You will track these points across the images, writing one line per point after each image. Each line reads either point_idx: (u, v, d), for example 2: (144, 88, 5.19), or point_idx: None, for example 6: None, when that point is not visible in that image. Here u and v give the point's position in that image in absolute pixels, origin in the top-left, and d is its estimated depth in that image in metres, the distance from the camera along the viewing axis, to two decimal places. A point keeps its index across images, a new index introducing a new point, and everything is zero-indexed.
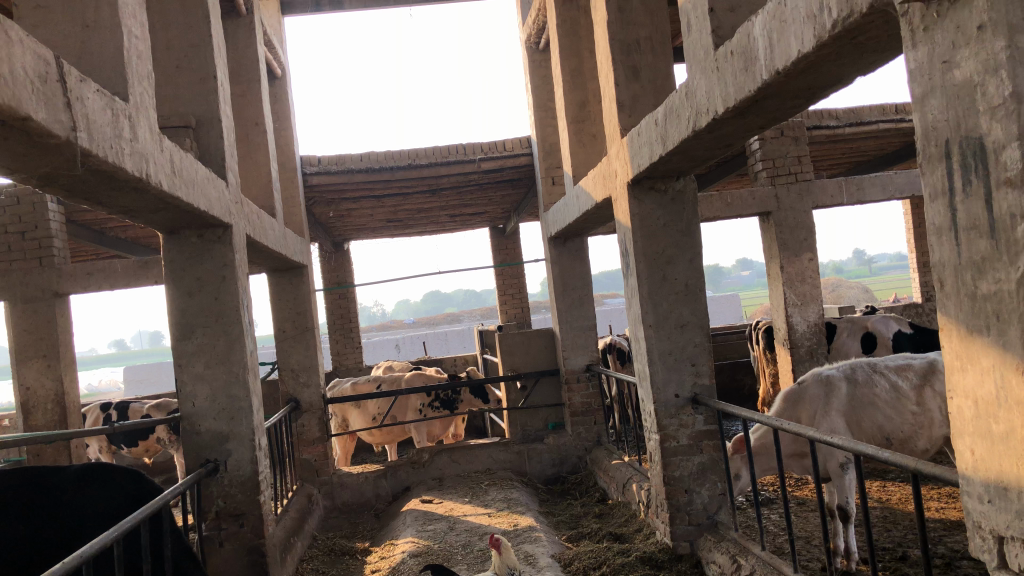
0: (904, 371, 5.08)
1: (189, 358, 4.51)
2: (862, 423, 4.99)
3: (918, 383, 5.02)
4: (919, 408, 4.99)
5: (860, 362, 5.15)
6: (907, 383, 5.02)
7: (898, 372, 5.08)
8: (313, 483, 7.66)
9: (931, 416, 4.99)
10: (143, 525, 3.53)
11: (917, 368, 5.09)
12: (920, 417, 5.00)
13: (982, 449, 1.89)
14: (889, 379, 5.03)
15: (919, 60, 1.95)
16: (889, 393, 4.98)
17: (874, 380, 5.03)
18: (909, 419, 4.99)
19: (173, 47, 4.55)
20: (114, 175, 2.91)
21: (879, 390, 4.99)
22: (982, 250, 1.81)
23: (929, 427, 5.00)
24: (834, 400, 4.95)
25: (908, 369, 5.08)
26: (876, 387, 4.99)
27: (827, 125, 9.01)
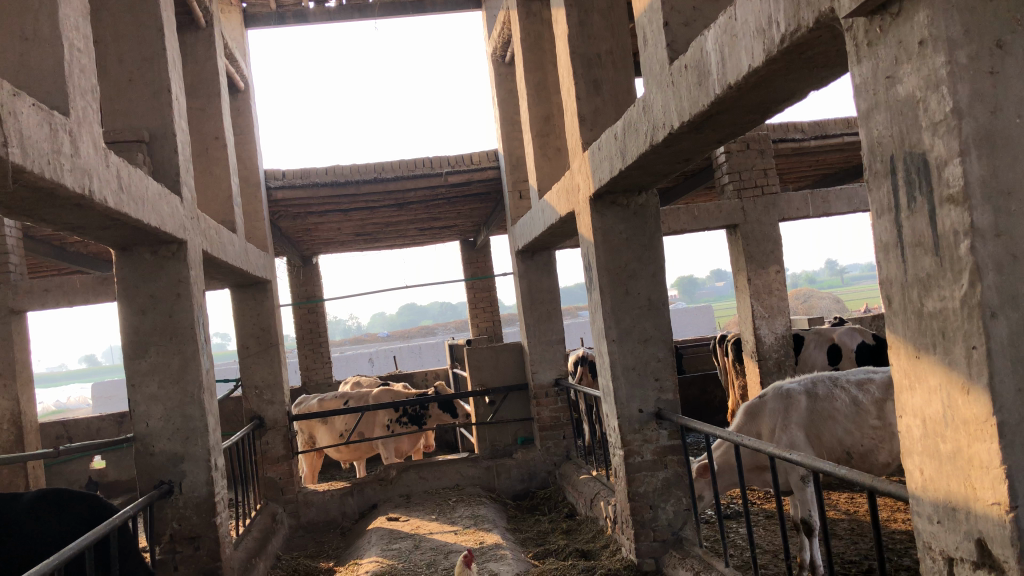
0: (865, 385, 5.04)
1: (142, 377, 4.40)
2: (822, 437, 5.01)
3: (879, 395, 4.98)
4: (880, 421, 4.95)
5: (822, 376, 5.15)
6: (868, 397, 5.00)
7: (859, 386, 5.05)
8: (278, 501, 7.53)
9: (892, 429, 4.94)
10: (89, 551, 3.41)
11: (879, 381, 5.05)
12: (881, 430, 4.95)
13: (931, 469, 1.86)
14: (849, 393, 5.01)
15: (864, 75, 1.93)
16: (848, 406, 4.98)
17: (835, 394, 5.02)
18: (869, 434, 4.96)
19: (125, 60, 4.47)
20: (53, 192, 2.83)
21: (839, 403, 4.99)
22: (927, 267, 1.79)
23: (889, 441, 4.94)
24: (793, 415, 4.99)
25: (870, 382, 5.05)
26: (835, 400, 5.00)
27: (792, 138, 9.08)
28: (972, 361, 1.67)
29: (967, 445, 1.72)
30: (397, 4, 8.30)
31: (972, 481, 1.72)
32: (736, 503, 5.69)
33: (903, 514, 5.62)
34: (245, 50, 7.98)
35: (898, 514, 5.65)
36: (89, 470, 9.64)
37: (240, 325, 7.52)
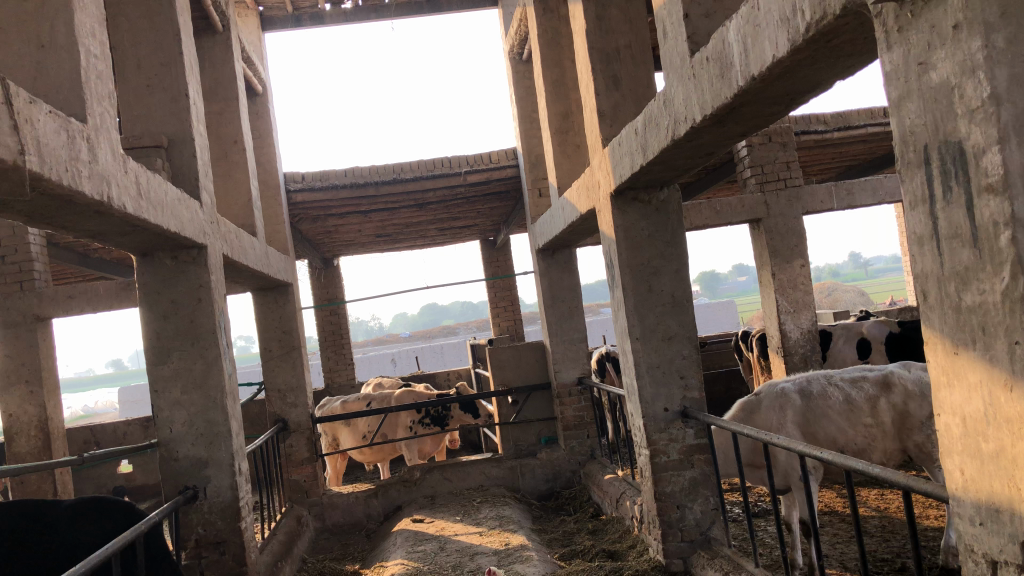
0: (859, 382, 4.99)
1: (165, 383, 4.41)
2: (817, 436, 4.95)
3: (872, 392, 4.93)
4: (873, 418, 4.92)
5: (816, 375, 5.11)
6: (861, 394, 4.95)
7: (853, 383, 5.00)
8: (303, 504, 7.54)
9: (885, 427, 4.91)
10: (115, 559, 3.39)
11: (873, 378, 4.99)
12: (874, 428, 4.93)
13: (972, 469, 1.79)
14: (842, 391, 4.97)
15: (895, 63, 1.87)
16: (842, 404, 4.93)
17: (829, 392, 4.98)
18: (863, 431, 4.93)
19: (143, 66, 4.48)
20: (71, 199, 2.82)
21: (833, 401, 4.94)
22: (965, 260, 1.72)
23: (882, 439, 4.94)
24: (786, 413, 4.95)
25: (864, 380, 5.00)
26: (829, 398, 4.95)
27: (815, 130, 8.95)
28: (1014, 357, 1.61)
29: (1011, 444, 1.65)
30: (412, 4, 8.27)
31: (1016, 481, 1.65)
32: (763, 501, 5.61)
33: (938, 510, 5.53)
34: (263, 53, 8.00)
35: (933, 510, 5.55)
36: (117, 475, 9.68)
37: (262, 329, 7.52)
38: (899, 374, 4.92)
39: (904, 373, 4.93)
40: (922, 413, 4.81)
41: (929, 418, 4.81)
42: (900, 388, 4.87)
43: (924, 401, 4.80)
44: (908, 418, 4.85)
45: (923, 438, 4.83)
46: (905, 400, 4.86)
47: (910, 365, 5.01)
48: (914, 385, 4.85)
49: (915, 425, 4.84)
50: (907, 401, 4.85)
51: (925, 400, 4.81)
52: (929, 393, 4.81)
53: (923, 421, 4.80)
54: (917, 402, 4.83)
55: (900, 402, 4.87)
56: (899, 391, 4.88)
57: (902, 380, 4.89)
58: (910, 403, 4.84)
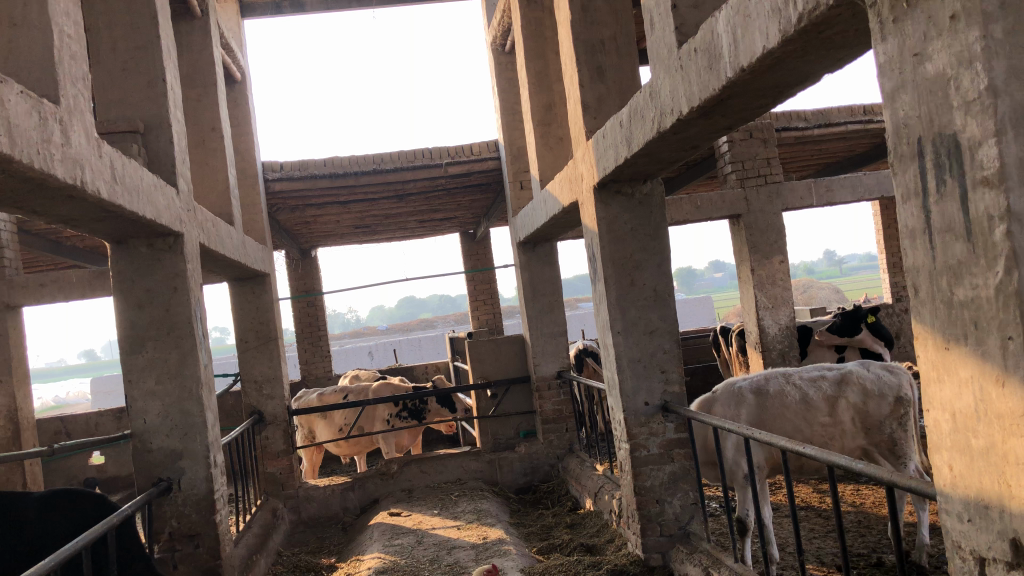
0: (817, 381, 5.01)
1: (139, 373, 4.32)
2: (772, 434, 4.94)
3: (831, 392, 4.97)
4: (831, 417, 4.95)
5: (772, 373, 5.06)
6: (819, 394, 4.97)
7: (811, 382, 5.02)
8: (279, 496, 7.45)
9: (843, 426, 4.95)
10: (86, 552, 3.31)
11: (832, 376, 5.03)
12: (832, 427, 4.96)
13: (961, 465, 1.78)
14: (800, 389, 4.97)
15: (889, 54, 1.84)
16: (799, 403, 4.94)
17: (786, 391, 4.97)
18: (819, 430, 4.96)
19: (118, 49, 4.37)
20: (44, 182, 2.74)
21: (790, 400, 4.94)
22: (958, 254, 1.70)
23: (839, 437, 4.98)
24: (743, 412, 4.90)
25: (822, 379, 5.02)
26: (786, 397, 4.94)
27: (796, 127, 8.98)
28: (1007, 353, 1.59)
29: (1002, 440, 1.64)
30: None
31: (1007, 478, 1.64)
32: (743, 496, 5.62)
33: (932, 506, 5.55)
34: (242, 40, 7.88)
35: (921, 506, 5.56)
36: (88, 466, 9.53)
37: (238, 320, 7.42)
38: (857, 373, 4.99)
39: (862, 371, 5.00)
40: (881, 411, 4.90)
41: (887, 415, 4.91)
42: (858, 387, 4.95)
43: (883, 400, 4.90)
44: (867, 417, 4.93)
45: (882, 437, 4.93)
46: (863, 398, 4.93)
47: (867, 363, 5.08)
48: (872, 384, 4.93)
49: (875, 423, 4.92)
50: (866, 399, 4.93)
51: (883, 398, 4.91)
52: (887, 391, 4.91)
53: (881, 419, 4.91)
54: (875, 400, 4.91)
55: (859, 401, 4.94)
56: (856, 390, 4.94)
57: (860, 378, 4.96)
58: (868, 402, 4.93)
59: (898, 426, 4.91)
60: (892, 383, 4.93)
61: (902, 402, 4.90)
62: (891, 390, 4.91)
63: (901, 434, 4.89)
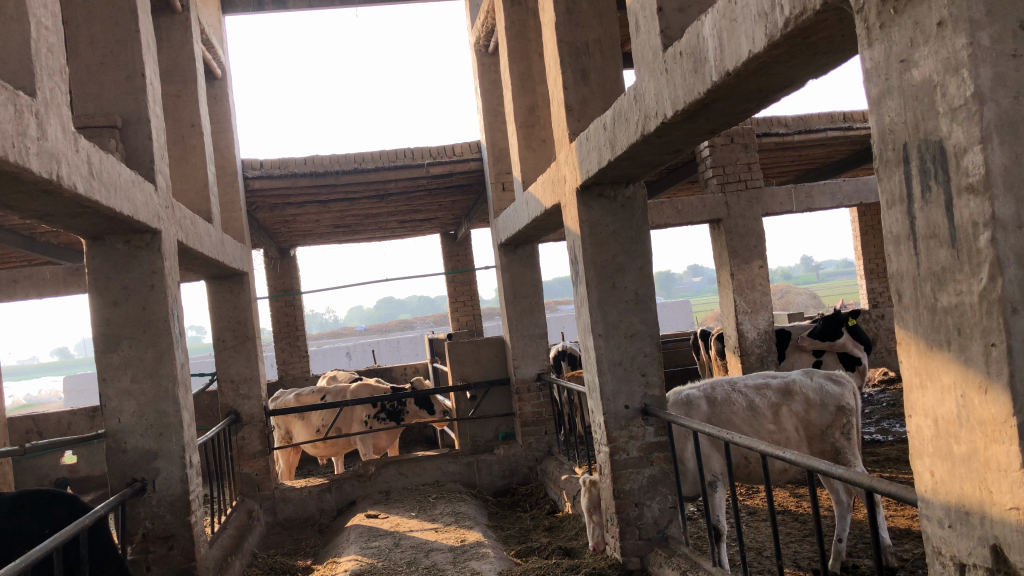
0: (763, 389, 5.06)
1: (114, 371, 4.26)
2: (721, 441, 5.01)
3: (775, 400, 5.00)
4: (776, 425, 4.97)
5: (720, 382, 5.15)
6: (764, 401, 5.01)
7: (757, 390, 5.07)
8: (254, 498, 7.38)
9: (788, 434, 4.96)
10: (56, 553, 3.24)
11: (776, 385, 5.06)
12: (777, 435, 4.97)
13: (943, 471, 1.78)
14: (746, 397, 5.03)
15: (875, 59, 1.85)
16: (744, 410, 5.00)
17: (732, 398, 5.04)
18: (767, 437, 4.98)
19: (96, 42, 4.30)
20: (19, 175, 2.69)
21: (736, 407, 5.01)
22: (942, 260, 1.70)
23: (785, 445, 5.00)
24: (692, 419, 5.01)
25: (767, 387, 5.06)
26: (732, 404, 5.02)
27: (776, 132, 9.03)
28: (990, 359, 1.60)
29: (984, 446, 1.64)
30: None
31: (988, 485, 1.64)
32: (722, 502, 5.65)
33: (910, 510, 5.60)
34: (222, 36, 7.80)
35: (905, 510, 5.61)
36: (60, 465, 9.39)
37: (215, 319, 7.33)
38: (800, 382, 5.01)
39: (806, 381, 5.01)
40: (823, 421, 4.91)
41: (829, 425, 4.92)
42: (801, 396, 4.96)
43: (825, 409, 4.91)
44: (810, 427, 4.94)
45: (826, 446, 4.92)
46: (806, 408, 4.94)
47: (811, 373, 5.10)
48: (815, 394, 4.95)
49: (817, 433, 4.93)
50: (809, 409, 4.94)
51: (825, 408, 4.92)
52: (828, 401, 4.93)
53: (823, 428, 4.91)
54: (817, 410, 4.93)
55: (802, 410, 4.95)
56: (799, 399, 4.96)
57: (803, 388, 4.98)
58: (811, 411, 4.94)
59: (841, 436, 4.90)
60: (834, 393, 4.95)
61: (844, 412, 4.90)
62: (833, 400, 4.92)
63: (845, 443, 4.87)
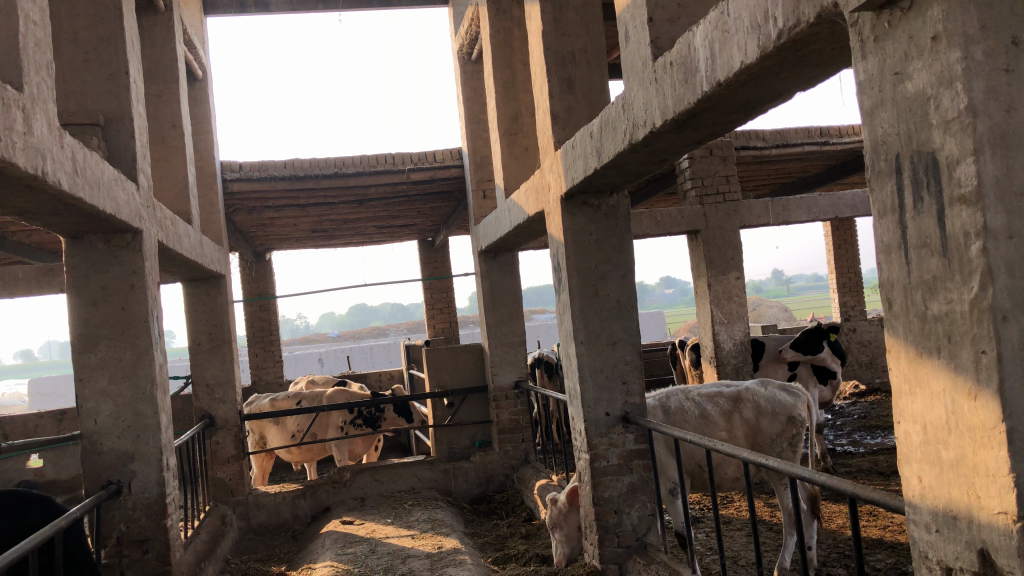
0: (715, 397, 5.12)
1: (91, 372, 4.20)
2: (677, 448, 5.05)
3: (727, 408, 5.06)
4: (727, 433, 5.05)
5: (674, 390, 5.20)
6: (716, 409, 5.08)
7: (710, 398, 5.12)
8: (227, 503, 7.29)
9: (739, 441, 5.05)
10: (31, 557, 3.19)
11: (729, 393, 5.12)
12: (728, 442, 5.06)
13: (931, 476, 1.81)
14: (699, 405, 5.08)
15: (869, 72, 1.89)
16: (697, 418, 5.05)
17: (686, 406, 5.09)
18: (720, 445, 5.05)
19: (79, 39, 4.26)
20: (4, 171, 2.66)
21: (689, 415, 5.06)
22: (933, 269, 1.74)
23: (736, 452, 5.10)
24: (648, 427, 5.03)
25: (719, 395, 5.12)
26: (685, 412, 5.06)
27: (754, 146, 9.14)
28: (981, 366, 1.63)
29: (972, 452, 1.67)
30: None
31: (976, 489, 1.67)
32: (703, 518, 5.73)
33: (885, 520, 5.65)
34: (204, 37, 7.75)
35: (877, 520, 5.69)
36: (26, 469, 9.21)
37: (191, 321, 7.25)
38: (753, 391, 5.07)
39: (758, 390, 5.08)
40: (773, 429, 5.00)
41: (778, 434, 5.02)
42: (752, 404, 5.03)
43: (775, 418, 5.00)
44: (760, 434, 5.03)
45: (773, 454, 5.04)
46: (757, 415, 5.02)
47: (765, 383, 5.16)
48: (766, 402, 5.02)
49: (766, 441, 5.03)
50: (759, 416, 5.02)
51: (776, 416, 5.01)
52: (780, 410, 5.01)
53: (773, 437, 5.01)
54: (768, 418, 5.01)
55: (752, 417, 5.03)
56: (750, 406, 5.03)
57: (754, 396, 5.04)
58: (761, 419, 5.02)
59: (788, 445, 5.02)
60: (786, 403, 5.02)
61: (794, 422, 5.00)
62: (785, 410, 5.01)
63: (790, 453, 5.00)
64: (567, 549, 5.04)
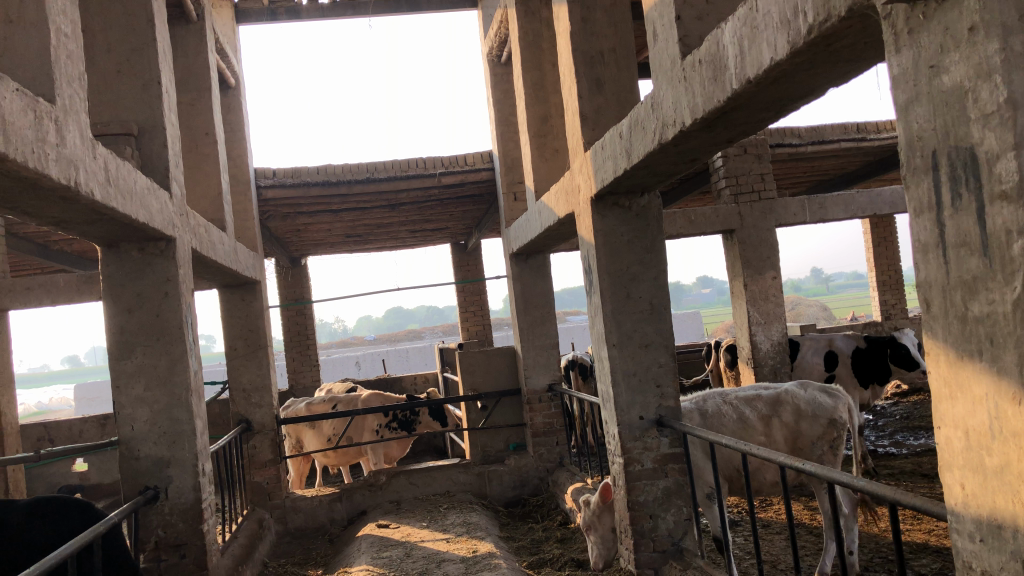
0: (753, 401, 5.04)
1: (127, 379, 4.25)
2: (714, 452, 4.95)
3: (765, 412, 4.97)
4: (766, 437, 4.95)
5: (711, 393, 5.12)
6: (755, 413, 4.99)
7: (747, 402, 5.04)
8: (265, 507, 7.35)
9: (779, 445, 4.95)
10: (70, 561, 3.22)
11: (767, 396, 5.04)
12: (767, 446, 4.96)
13: (974, 484, 1.75)
14: (737, 409, 5.00)
15: (903, 65, 1.83)
16: (735, 422, 4.96)
17: (723, 410, 5.01)
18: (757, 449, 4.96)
19: (113, 50, 4.32)
20: (38, 182, 2.69)
21: (727, 419, 4.97)
22: (973, 269, 1.68)
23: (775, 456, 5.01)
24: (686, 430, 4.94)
25: (757, 399, 5.04)
26: (723, 416, 4.98)
27: (790, 143, 9.00)
28: None
29: (1018, 459, 1.60)
30: (392, 3, 8.17)
31: (1021, 498, 1.60)
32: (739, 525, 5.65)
33: (929, 524, 5.52)
34: (236, 46, 7.85)
35: (922, 524, 5.55)
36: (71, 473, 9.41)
37: (227, 326, 7.33)
38: (792, 393, 4.99)
39: (797, 392, 5.00)
40: (813, 432, 4.91)
41: (819, 437, 4.92)
42: (792, 407, 4.95)
43: (816, 421, 4.91)
44: (800, 438, 4.94)
45: (814, 457, 4.94)
46: (797, 419, 4.93)
47: (805, 385, 5.08)
48: (805, 405, 4.93)
49: (806, 444, 4.93)
50: (799, 420, 4.93)
51: (816, 419, 4.91)
52: (820, 413, 4.92)
53: (813, 440, 4.92)
54: (808, 421, 4.92)
55: (792, 420, 4.94)
56: (789, 409, 4.94)
57: (794, 399, 4.96)
58: (801, 422, 4.93)
59: (828, 448, 4.93)
60: (826, 406, 4.93)
61: (835, 425, 4.91)
62: (825, 412, 4.91)
63: (831, 456, 4.92)
64: (601, 552, 4.99)
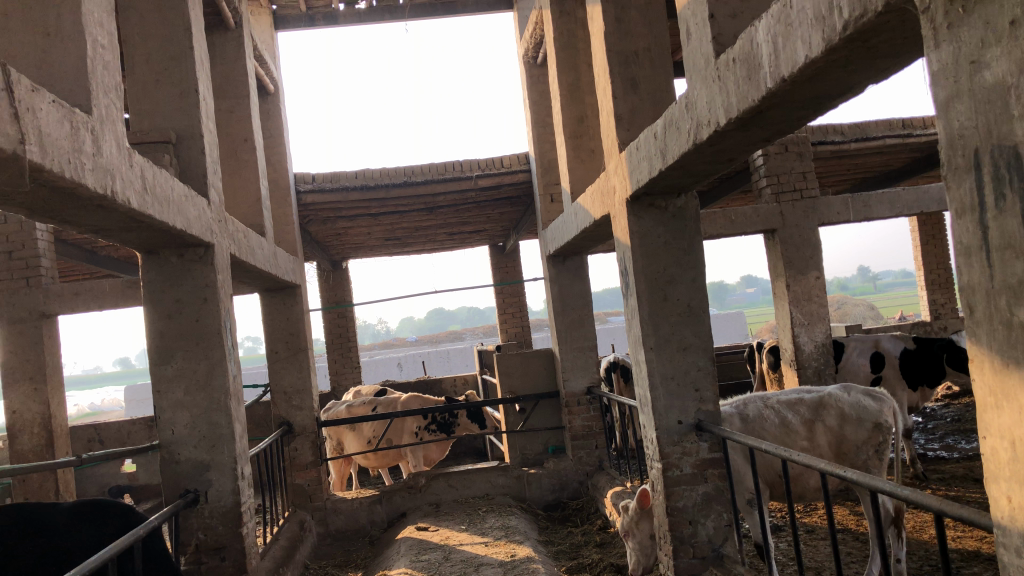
0: (795, 405, 4.95)
1: (167, 383, 4.31)
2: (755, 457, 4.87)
3: (808, 417, 4.87)
4: (808, 441, 4.86)
5: (752, 397, 5.05)
6: (797, 417, 4.89)
7: (789, 406, 4.95)
8: (306, 509, 7.42)
9: (822, 450, 4.85)
10: (110, 564, 3.27)
11: (810, 400, 4.94)
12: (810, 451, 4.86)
13: (1021, 497, 1.67)
14: (778, 413, 4.92)
15: (943, 61, 1.76)
16: (777, 427, 4.88)
17: (764, 414, 4.93)
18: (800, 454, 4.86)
19: (152, 59, 4.39)
20: (74, 192, 2.74)
21: (768, 423, 4.90)
22: (1019, 273, 1.60)
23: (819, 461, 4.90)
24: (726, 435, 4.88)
25: (800, 403, 4.94)
26: (764, 420, 4.91)
27: (833, 141, 8.82)
28: None
29: None
30: (428, 6, 8.18)
31: None
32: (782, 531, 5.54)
33: (981, 531, 5.33)
34: (275, 52, 7.95)
35: (973, 532, 5.37)
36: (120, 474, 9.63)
37: (268, 330, 7.41)
38: (836, 397, 4.87)
39: (841, 395, 4.87)
40: (858, 437, 4.77)
41: (865, 441, 4.77)
42: (835, 411, 4.82)
43: (861, 425, 4.76)
44: (844, 443, 4.81)
45: (859, 462, 4.80)
46: (841, 423, 4.80)
47: (849, 388, 4.95)
48: (850, 408, 4.79)
49: (851, 449, 4.79)
50: (843, 424, 4.80)
51: (862, 423, 4.77)
52: (865, 416, 4.77)
53: (858, 445, 4.77)
54: (853, 425, 4.79)
55: (836, 425, 4.81)
56: (832, 413, 4.82)
57: (838, 402, 4.83)
58: (846, 426, 4.79)
59: (874, 453, 4.77)
60: (872, 409, 4.78)
61: (881, 429, 4.75)
62: (871, 416, 4.77)
63: (876, 461, 4.76)
64: (640, 558, 4.90)
